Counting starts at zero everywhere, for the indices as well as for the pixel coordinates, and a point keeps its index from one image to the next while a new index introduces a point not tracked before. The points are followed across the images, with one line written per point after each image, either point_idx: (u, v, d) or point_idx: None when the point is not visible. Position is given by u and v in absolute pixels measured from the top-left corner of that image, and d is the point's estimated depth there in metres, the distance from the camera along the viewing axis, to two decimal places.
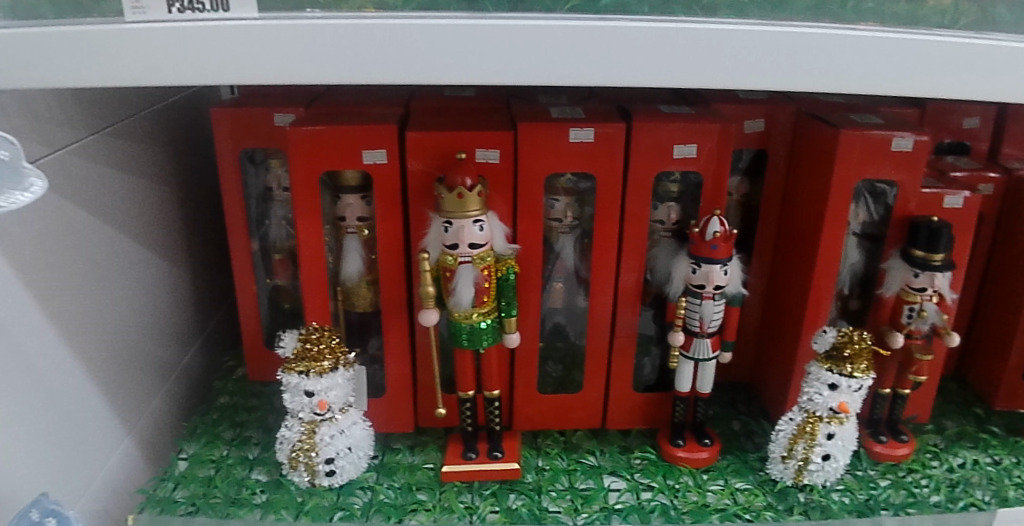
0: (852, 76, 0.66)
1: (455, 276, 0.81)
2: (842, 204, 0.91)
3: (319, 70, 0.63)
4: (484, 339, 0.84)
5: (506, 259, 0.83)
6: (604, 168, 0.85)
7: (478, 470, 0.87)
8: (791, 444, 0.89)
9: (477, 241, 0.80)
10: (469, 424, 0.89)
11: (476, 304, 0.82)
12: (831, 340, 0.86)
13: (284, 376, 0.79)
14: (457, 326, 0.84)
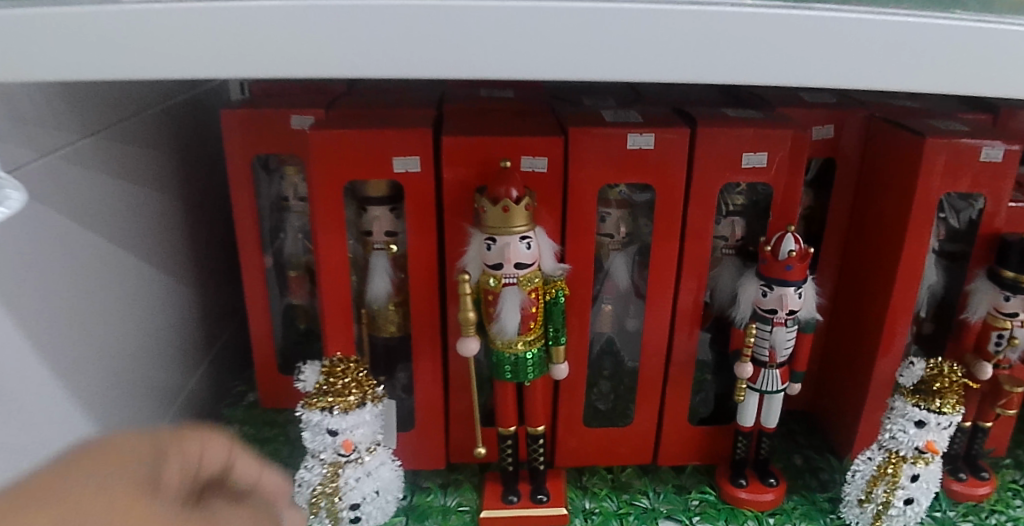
0: (978, 75, 0.56)
1: (498, 300, 0.72)
2: (925, 219, 0.81)
3: (354, 64, 0.52)
4: (528, 371, 0.74)
5: (556, 281, 0.74)
6: (665, 179, 0.76)
7: (521, 515, 0.78)
8: (870, 487, 0.79)
9: (523, 261, 0.71)
10: (510, 463, 0.80)
11: (521, 331, 0.73)
12: (918, 373, 0.77)
13: (305, 413, 0.70)
14: (500, 356, 0.74)
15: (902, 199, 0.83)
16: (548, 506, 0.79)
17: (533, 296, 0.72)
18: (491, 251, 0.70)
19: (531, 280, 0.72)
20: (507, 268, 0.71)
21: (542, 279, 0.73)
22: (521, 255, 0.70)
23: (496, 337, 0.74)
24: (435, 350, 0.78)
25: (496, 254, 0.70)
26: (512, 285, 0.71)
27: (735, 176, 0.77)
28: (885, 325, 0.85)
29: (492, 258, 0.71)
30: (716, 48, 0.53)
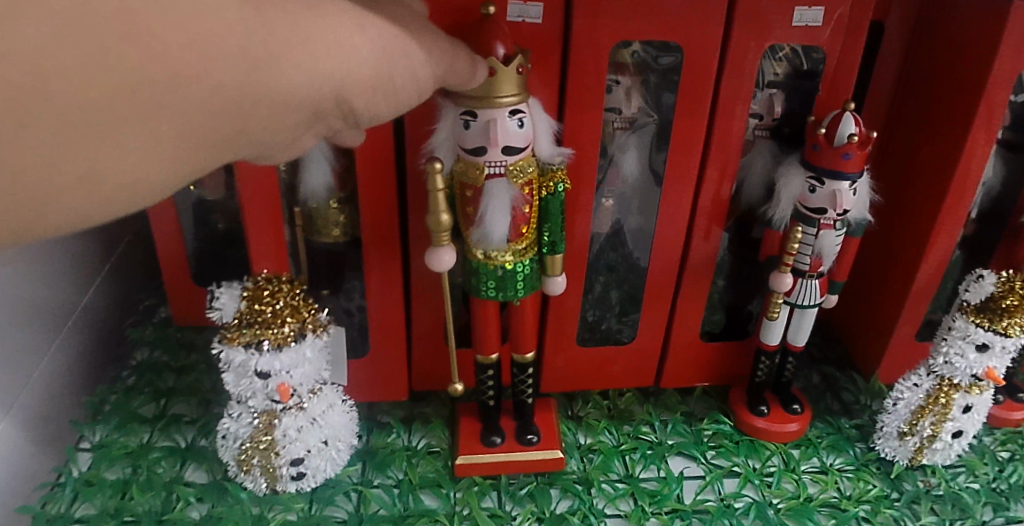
0: None
1: (480, 197, 0.54)
2: (1000, 97, 0.66)
3: None
4: (518, 289, 0.58)
5: (555, 173, 0.56)
6: (694, 36, 0.57)
7: (504, 462, 0.62)
8: (915, 419, 0.67)
9: (513, 144, 0.53)
10: (492, 397, 0.64)
11: (511, 238, 0.56)
12: (990, 289, 0.64)
13: (223, 350, 0.52)
14: (482, 270, 0.57)
15: (974, 69, 0.67)
16: (536, 450, 0.62)
17: (526, 191, 0.55)
18: (470, 131, 0.52)
19: (523, 171, 0.54)
20: (492, 154, 0.53)
21: (537, 169, 0.55)
22: (510, 136, 0.52)
23: (477, 246, 0.57)
24: (392, 260, 0.61)
25: (476, 136, 0.52)
26: (499, 178, 0.54)
27: (785, 34, 0.59)
28: (939, 222, 0.71)
29: (472, 141, 0.53)
30: None
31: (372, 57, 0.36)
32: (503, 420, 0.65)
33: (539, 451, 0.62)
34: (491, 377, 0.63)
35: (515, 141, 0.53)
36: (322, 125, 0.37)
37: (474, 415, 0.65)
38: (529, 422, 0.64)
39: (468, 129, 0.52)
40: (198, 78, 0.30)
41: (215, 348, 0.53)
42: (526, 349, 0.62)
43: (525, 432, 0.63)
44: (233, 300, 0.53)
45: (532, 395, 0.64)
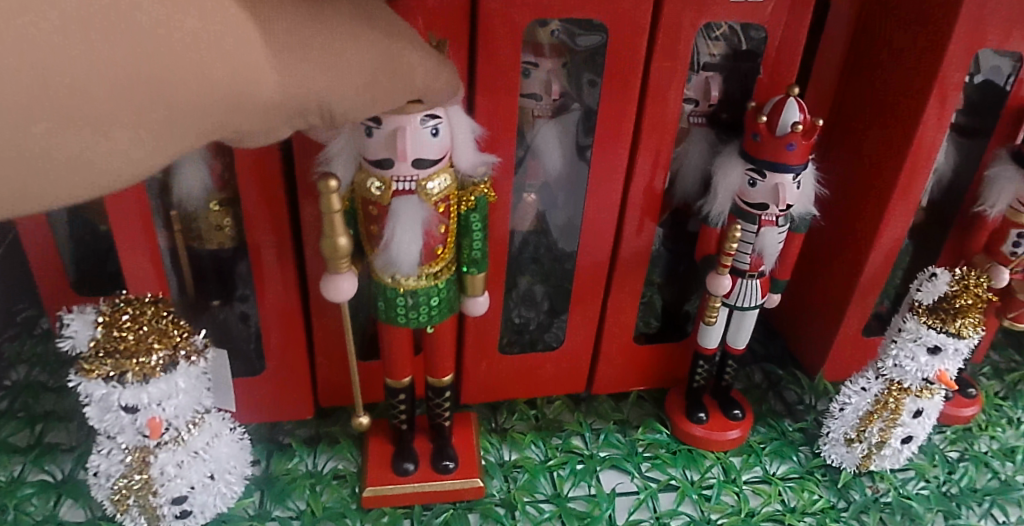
0: None
1: (385, 216, 0.48)
2: (955, 75, 0.61)
3: None
4: (432, 315, 0.52)
5: (477, 186, 0.49)
6: (623, 14, 0.51)
7: (415, 490, 0.57)
8: (864, 424, 0.63)
9: (424, 157, 0.46)
10: (404, 422, 0.58)
11: (422, 261, 0.50)
12: (943, 288, 0.60)
13: (80, 384, 0.45)
14: (389, 296, 0.51)
15: (927, 45, 0.62)
16: (450, 476, 0.57)
17: (442, 209, 0.49)
18: (373, 140, 0.46)
19: (437, 186, 0.48)
20: (399, 168, 0.47)
21: (456, 183, 0.49)
22: (421, 149, 0.46)
23: (383, 271, 0.50)
24: (284, 270, 0.54)
25: (381, 147, 0.46)
26: (409, 194, 0.47)
27: (723, 11, 0.53)
28: (891, 205, 0.66)
29: (376, 153, 0.46)
30: None
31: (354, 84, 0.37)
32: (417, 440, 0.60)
33: (452, 476, 0.57)
34: (405, 401, 0.57)
35: (426, 153, 0.46)
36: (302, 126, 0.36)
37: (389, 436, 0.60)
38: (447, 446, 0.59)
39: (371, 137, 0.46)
40: (197, 75, 0.30)
41: (72, 382, 0.45)
42: (442, 373, 0.57)
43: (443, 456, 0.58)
44: (88, 326, 0.45)
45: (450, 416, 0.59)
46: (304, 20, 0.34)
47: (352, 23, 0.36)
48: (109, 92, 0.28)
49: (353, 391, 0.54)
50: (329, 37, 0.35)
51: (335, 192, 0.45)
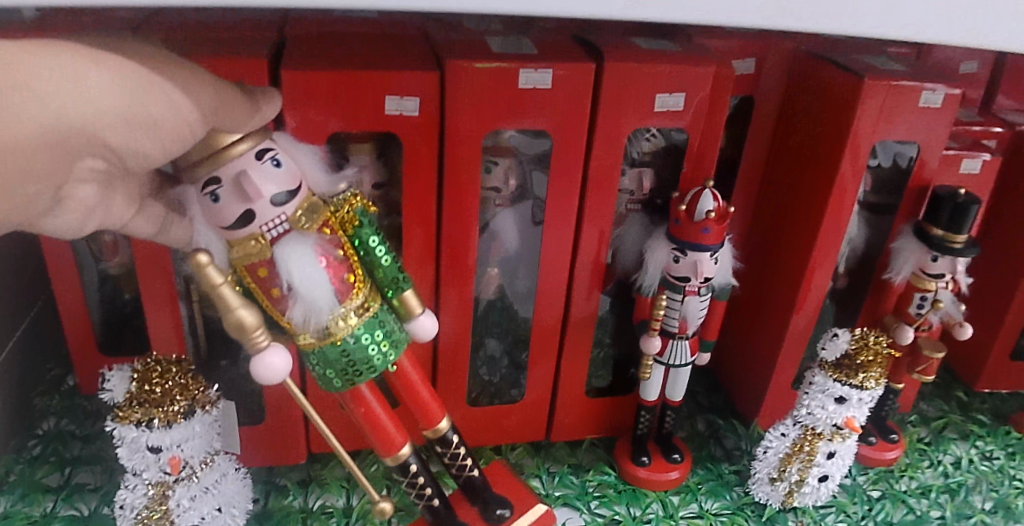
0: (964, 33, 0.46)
1: (279, 268, 0.53)
2: (856, 170, 0.71)
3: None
4: (377, 353, 0.57)
5: (346, 199, 0.56)
6: (563, 124, 0.62)
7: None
8: (784, 465, 0.72)
9: (278, 191, 0.51)
10: (430, 490, 0.65)
11: (341, 296, 0.55)
12: (844, 346, 0.69)
13: (115, 428, 0.54)
14: (325, 353, 0.56)
15: (828, 145, 0.72)
16: (514, 519, 0.67)
17: (327, 232, 0.54)
18: (224, 201, 0.50)
19: (307, 212, 0.53)
20: (263, 215, 0.51)
21: (326, 205, 0.55)
22: (275, 183, 0.50)
23: (310, 328, 0.55)
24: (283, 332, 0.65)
25: (235, 202, 0.50)
26: (289, 233, 0.52)
27: (650, 119, 0.64)
28: (802, 282, 0.76)
29: (237, 211, 0.50)
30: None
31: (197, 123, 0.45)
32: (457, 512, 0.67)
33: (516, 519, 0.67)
34: (421, 471, 0.64)
35: (282, 186, 0.51)
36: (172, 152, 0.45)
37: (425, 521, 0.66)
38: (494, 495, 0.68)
39: (219, 201, 0.50)
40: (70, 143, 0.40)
41: (108, 427, 0.55)
42: (434, 421, 0.64)
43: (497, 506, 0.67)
44: (123, 381, 0.55)
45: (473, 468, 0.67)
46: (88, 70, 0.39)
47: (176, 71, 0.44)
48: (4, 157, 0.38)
49: (356, 472, 0.59)
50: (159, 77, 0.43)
51: (209, 262, 0.51)
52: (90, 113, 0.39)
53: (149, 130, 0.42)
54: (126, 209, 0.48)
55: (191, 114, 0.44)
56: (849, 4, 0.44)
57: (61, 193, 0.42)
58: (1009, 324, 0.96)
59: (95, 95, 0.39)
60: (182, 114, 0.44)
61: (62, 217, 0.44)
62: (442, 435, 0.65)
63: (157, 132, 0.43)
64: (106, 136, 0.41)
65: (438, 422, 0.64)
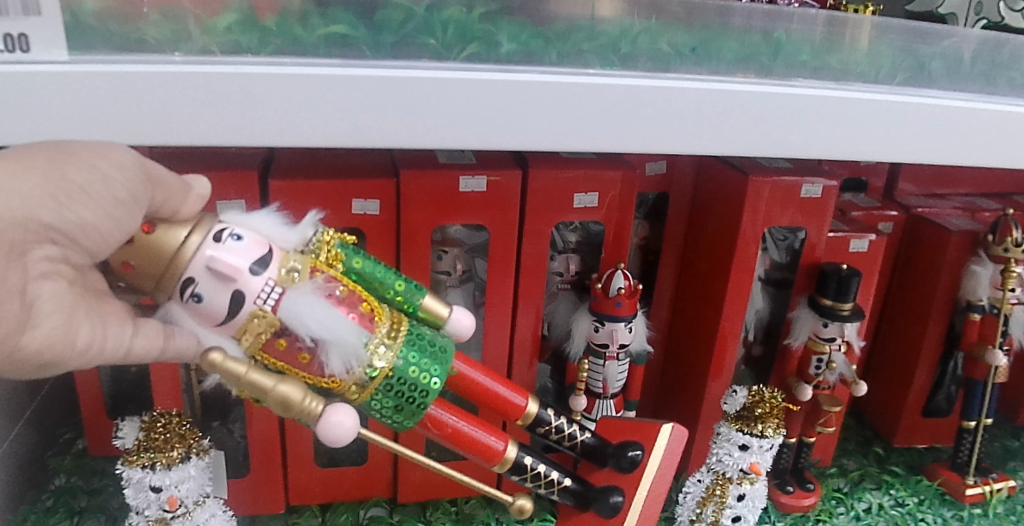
0: (776, 144, 0.64)
1: (295, 327, 0.51)
2: (750, 251, 0.85)
3: (181, 132, 0.53)
4: (432, 365, 0.56)
5: (322, 239, 0.55)
6: (499, 218, 0.77)
7: (651, 486, 0.68)
8: (701, 507, 0.84)
9: (252, 262, 0.50)
10: (555, 482, 0.67)
11: (368, 329, 0.54)
12: (742, 400, 0.82)
13: (124, 471, 0.67)
14: (385, 390, 0.55)
15: (726, 233, 0.86)
16: (650, 457, 0.69)
17: (319, 275, 0.53)
18: (207, 294, 0.50)
19: (289, 268, 0.52)
20: (252, 289, 0.50)
21: (307, 253, 0.54)
22: (245, 255, 0.50)
23: (356, 374, 0.54)
24: None
25: (219, 290, 0.50)
26: (286, 294, 0.51)
27: (571, 214, 0.78)
28: (716, 348, 0.88)
29: (226, 298, 0.50)
30: (528, 125, 0.59)
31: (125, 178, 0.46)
32: (596, 484, 0.70)
33: (651, 456, 0.69)
34: (535, 461, 0.65)
35: (252, 256, 0.50)
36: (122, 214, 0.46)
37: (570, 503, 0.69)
38: (619, 446, 0.70)
39: (203, 298, 0.50)
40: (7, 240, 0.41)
41: (118, 470, 0.67)
42: (524, 407, 0.66)
43: (627, 450, 0.68)
44: (133, 430, 0.69)
45: (576, 437, 0.69)
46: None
47: (84, 149, 0.45)
48: None
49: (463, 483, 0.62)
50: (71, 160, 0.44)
51: (224, 357, 0.50)
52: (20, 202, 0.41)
53: (78, 197, 0.44)
54: (120, 328, 0.48)
55: (117, 179, 0.46)
56: (682, 132, 0.61)
57: (26, 296, 0.42)
58: (916, 383, 1.07)
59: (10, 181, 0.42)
60: (108, 176, 0.45)
61: (41, 334, 0.43)
62: (537, 416, 0.67)
63: (91, 198, 0.44)
64: (37, 215, 0.42)
65: (525, 407, 0.66)
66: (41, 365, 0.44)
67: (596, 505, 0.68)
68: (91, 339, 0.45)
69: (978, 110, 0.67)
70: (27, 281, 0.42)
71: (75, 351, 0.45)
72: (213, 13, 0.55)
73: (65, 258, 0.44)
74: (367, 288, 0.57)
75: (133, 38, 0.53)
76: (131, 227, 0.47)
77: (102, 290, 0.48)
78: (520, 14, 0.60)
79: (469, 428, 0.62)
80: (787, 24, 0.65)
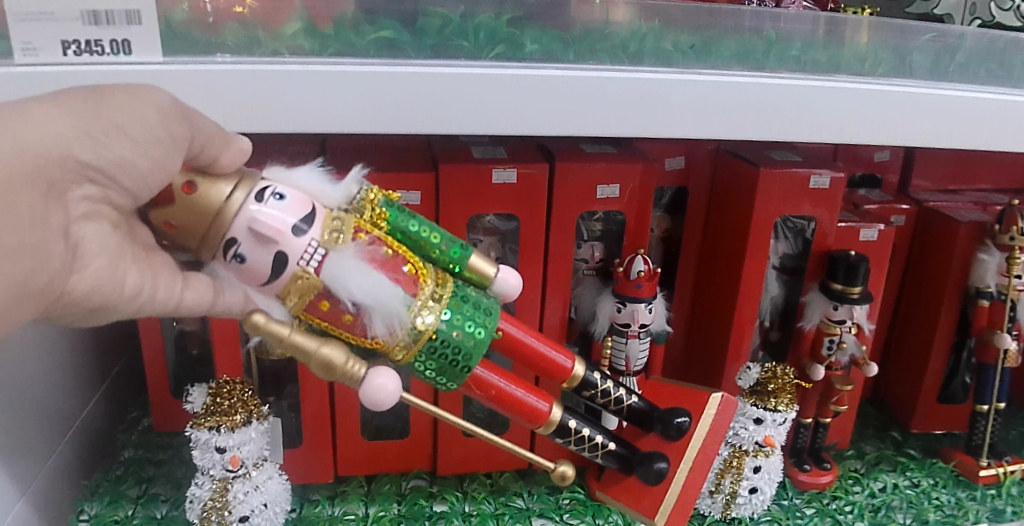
0: (778, 130, 0.70)
1: (338, 291, 0.56)
2: (762, 239, 0.90)
3: (255, 121, 0.62)
4: (473, 328, 0.62)
5: (367, 196, 0.60)
6: (527, 209, 0.84)
7: (694, 453, 0.78)
8: (718, 479, 0.90)
9: (297, 220, 0.55)
10: (604, 443, 0.77)
11: (410, 292, 0.59)
12: (755, 376, 0.89)
13: (193, 433, 0.76)
14: (426, 350, 0.60)
15: (740, 222, 0.92)
16: (695, 426, 0.78)
17: (362, 237, 0.58)
18: (249, 255, 0.55)
19: (333, 229, 0.56)
20: (294, 250, 0.55)
21: (351, 213, 0.58)
22: (287, 214, 0.55)
23: (400, 336, 0.59)
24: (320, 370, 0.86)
25: (263, 251, 0.55)
26: (328, 256, 0.56)
27: (593, 204, 0.85)
28: (734, 333, 0.94)
29: (269, 259, 0.55)
30: (552, 115, 0.66)
31: (160, 118, 0.51)
32: (643, 449, 0.81)
33: (696, 425, 0.78)
34: (582, 423, 0.75)
35: (297, 214, 0.55)
36: (157, 150, 0.50)
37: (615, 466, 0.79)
38: (666, 411, 0.79)
39: (245, 258, 0.55)
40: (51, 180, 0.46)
41: (187, 432, 0.76)
42: (568, 372, 0.72)
43: (674, 417, 0.78)
44: (201, 396, 0.78)
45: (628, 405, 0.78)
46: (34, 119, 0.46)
47: (118, 91, 0.50)
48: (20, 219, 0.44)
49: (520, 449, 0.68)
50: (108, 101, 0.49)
51: (265, 320, 0.57)
52: (63, 137, 0.46)
53: (115, 134, 0.48)
54: (171, 280, 0.55)
55: (151, 116, 0.50)
56: (690, 121, 0.68)
57: (72, 235, 0.48)
58: (930, 370, 1.10)
59: (50, 121, 0.46)
60: (144, 116, 0.50)
61: (88, 276, 0.49)
62: (582, 379, 0.74)
63: (128, 138, 0.49)
64: (75, 153, 0.47)
65: (572, 371, 0.73)
66: (94, 307, 0.51)
67: (642, 470, 0.78)
68: (139, 285, 0.52)
69: (959, 97, 0.73)
70: (71, 221, 0.48)
71: (125, 295, 0.52)
72: (280, 22, 0.64)
73: (105, 198, 0.50)
74: (411, 246, 0.62)
75: (213, 43, 0.63)
76: (170, 166, 0.52)
77: (151, 246, 0.56)
78: (543, 20, 0.68)
79: (512, 388, 0.69)
80: (776, 24, 0.72)
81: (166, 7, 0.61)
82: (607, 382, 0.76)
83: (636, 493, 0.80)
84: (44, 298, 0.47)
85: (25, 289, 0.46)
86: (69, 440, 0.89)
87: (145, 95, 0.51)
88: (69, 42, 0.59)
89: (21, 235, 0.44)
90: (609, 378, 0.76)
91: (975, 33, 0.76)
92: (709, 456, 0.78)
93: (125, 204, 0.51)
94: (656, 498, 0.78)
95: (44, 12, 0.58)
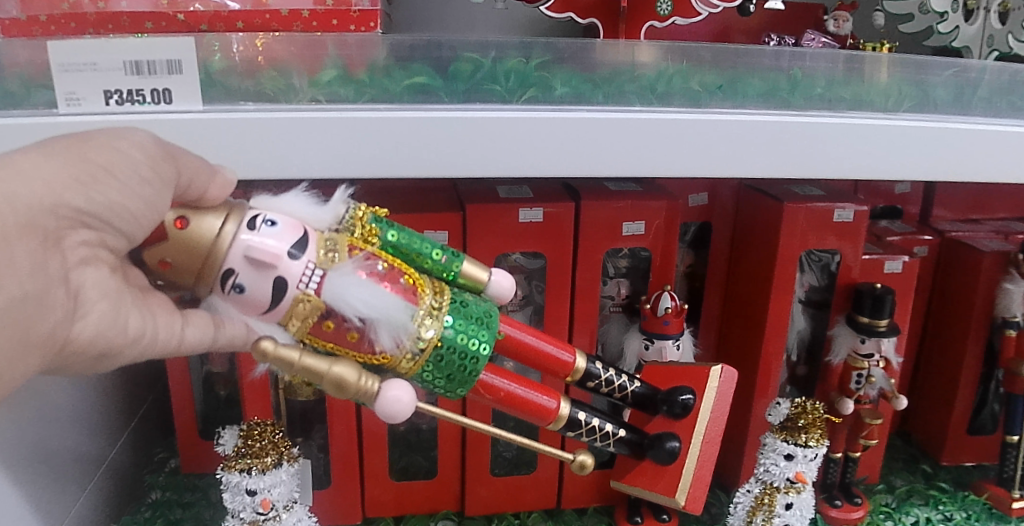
0: (807, 170, 0.71)
1: (340, 308, 0.54)
2: (787, 271, 0.90)
3: (292, 167, 0.63)
4: (480, 331, 0.59)
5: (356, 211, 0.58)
6: (554, 248, 0.84)
7: (704, 428, 0.72)
8: (751, 516, 0.89)
9: (290, 247, 0.53)
10: (613, 427, 0.72)
11: (412, 302, 0.56)
12: (784, 412, 0.88)
13: (224, 475, 0.76)
14: (435, 360, 0.57)
15: (764, 253, 0.92)
16: (701, 401, 0.73)
17: (357, 253, 0.56)
18: (248, 284, 0.53)
19: (328, 249, 0.55)
20: (292, 274, 0.53)
21: (344, 232, 0.57)
22: (281, 240, 0.53)
23: (407, 347, 0.56)
24: (348, 412, 0.85)
25: (260, 278, 0.53)
26: (327, 276, 0.54)
27: (618, 241, 0.85)
28: (761, 370, 0.93)
29: (268, 286, 0.53)
30: (583, 156, 0.66)
31: (148, 158, 0.50)
32: (652, 431, 0.75)
33: (704, 400, 0.73)
34: (591, 417, 0.71)
35: (290, 241, 0.53)
36: (148, 189, 0.50)
37: (628, 453, 0.74)
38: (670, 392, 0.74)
39: (244, 287, 0.53)
40: (49, 228, 0.45)
41: (219, 474, 0.77)
42: (570, 365, 0.68)
43: (679, 394, 0.73)
44: (232, 438, 0.79)
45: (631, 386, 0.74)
46: (23, 170, 0.45)
47: (101, 135, 0.50)
48: (23, 270, 0.44)
49: (543, 448, 0.64)
50: (93, 146, 0.48)
51: (274, 346, 0.53)
52: (52, 186, 0.46)
53: (106, 178, 0.48)
54: (170, 317, 0.55)
55: (138, 156, 0.50)
56: (721, 161, 0.69)
57: (72, 282, 0.48)
58: (959, 399, 1.09)
59: (37, 171, 0.45)
60: (130, 157, 0.49)
61: (91, 323, 0.49)
62: (585, 371, 0.70)
63: (117, 180, 0.48)
64: (67, 201, 0.46)
65: (574, 364, 0.69)
66: (99, 354, 0.51)
67: (653, 452, 0.73)
68: (141, 327, 0.52)
69: (981, 130, 0.74)
70: (69, 268, 0.47)
71: (127, 338, 0.52)
72: (316, 70, 0.65)
73: (101, 241, 0.49)
74: (406, 261, 0.60)
75: (251, 91, 0.64)
76: (161, 206, 0.51)
77: (145, 287, 0.55)
78: (571, 62, 0.70)
79: (520, 390, 0.66)
80: (799, 63, 0.73)
81: (204, 56, 0.62)
82: (609, 370, 0.72)
83: (652, 474, 0.73)
84: (49, 348, 0.47)
85: (26, 342, 0.45)
86: (98, 483, 0.89)
87: (129, 138, 0.50)
88: (111, 92, 0.61)
89: (24, 285, 0.44)
90: (609, 365, 0.72)
91: (994, 67, 0.77)
92: (719, 428, 0.73)
93: (121, 247, 0.51)
94: (673, 477, 0.72)
95: (87, 63, 0.60)
